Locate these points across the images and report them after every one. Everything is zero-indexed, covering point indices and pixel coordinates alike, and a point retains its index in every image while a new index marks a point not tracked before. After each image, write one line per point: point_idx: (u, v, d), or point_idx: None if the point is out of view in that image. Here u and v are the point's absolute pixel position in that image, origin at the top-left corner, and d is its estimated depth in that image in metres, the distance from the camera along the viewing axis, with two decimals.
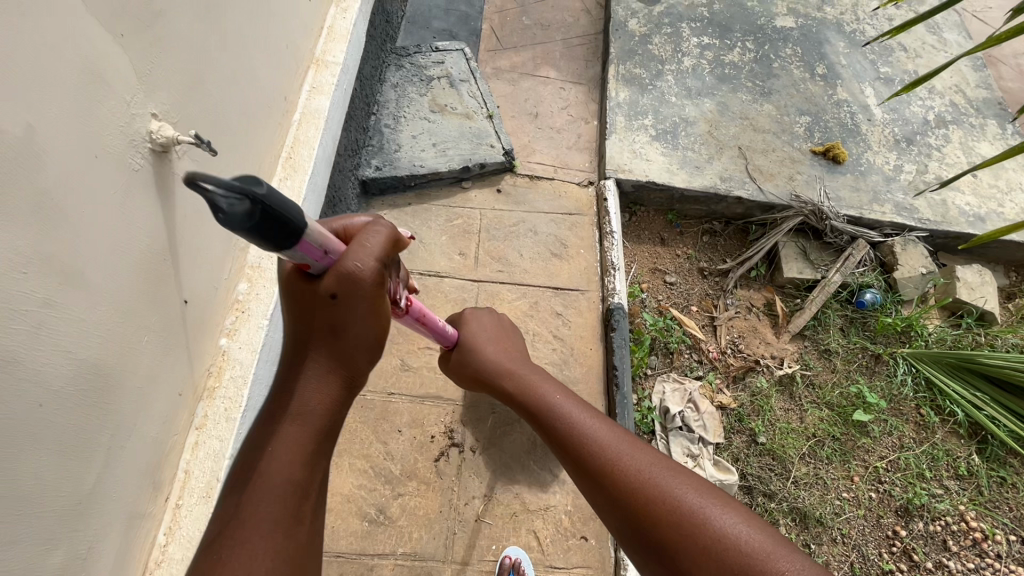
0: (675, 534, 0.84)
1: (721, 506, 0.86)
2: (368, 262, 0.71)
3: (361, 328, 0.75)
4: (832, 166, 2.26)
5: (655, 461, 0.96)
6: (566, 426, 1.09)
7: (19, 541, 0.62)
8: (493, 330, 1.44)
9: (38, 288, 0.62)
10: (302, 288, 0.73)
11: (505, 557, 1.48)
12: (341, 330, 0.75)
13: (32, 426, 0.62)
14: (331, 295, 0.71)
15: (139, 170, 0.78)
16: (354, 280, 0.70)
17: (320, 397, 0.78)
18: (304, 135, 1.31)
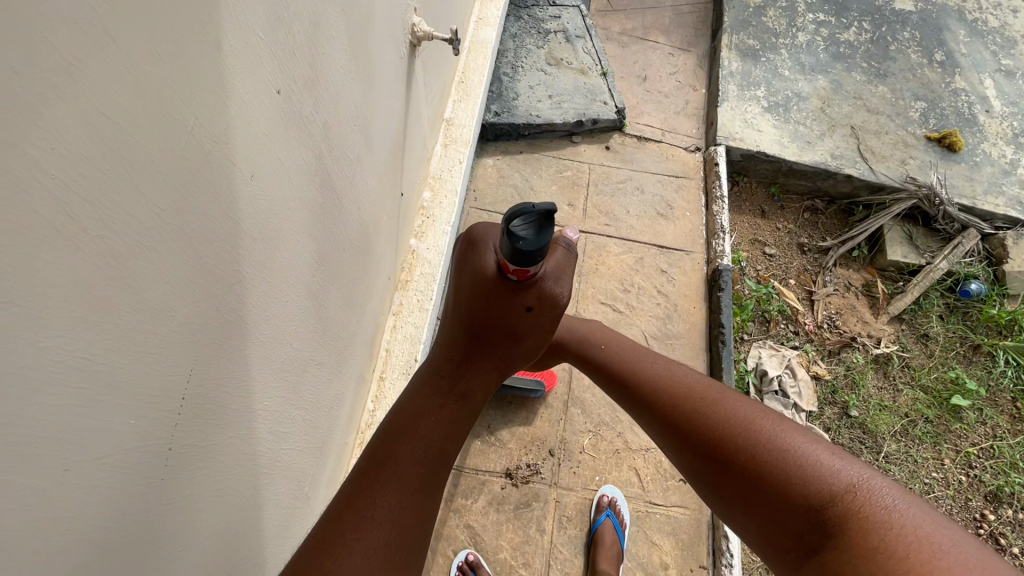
0: (769, 484, 0.68)
1: (811, 444, 0.70)
2: (567, 286, 0.78)
3: (534, 337, 0.80)
4: (946, 153, 2.23)
5: (750, 406, 0.78)
6: (642, 378, 0.93)
7: (321, 365, 0.70)
8: None
9: (356, 143, 0.69)
10: (503, 298, 0.75)
11: (600, 496, 1.55)
12: (519, 338, 0.78)
13: (337, 266, 0.70)
14: (530, 307, 0.75)
15: (402, 59, 0.84)
16: (556, 301, 0.77)
17: (483, 387, 0.78)
18: (473, 62, 1.36)
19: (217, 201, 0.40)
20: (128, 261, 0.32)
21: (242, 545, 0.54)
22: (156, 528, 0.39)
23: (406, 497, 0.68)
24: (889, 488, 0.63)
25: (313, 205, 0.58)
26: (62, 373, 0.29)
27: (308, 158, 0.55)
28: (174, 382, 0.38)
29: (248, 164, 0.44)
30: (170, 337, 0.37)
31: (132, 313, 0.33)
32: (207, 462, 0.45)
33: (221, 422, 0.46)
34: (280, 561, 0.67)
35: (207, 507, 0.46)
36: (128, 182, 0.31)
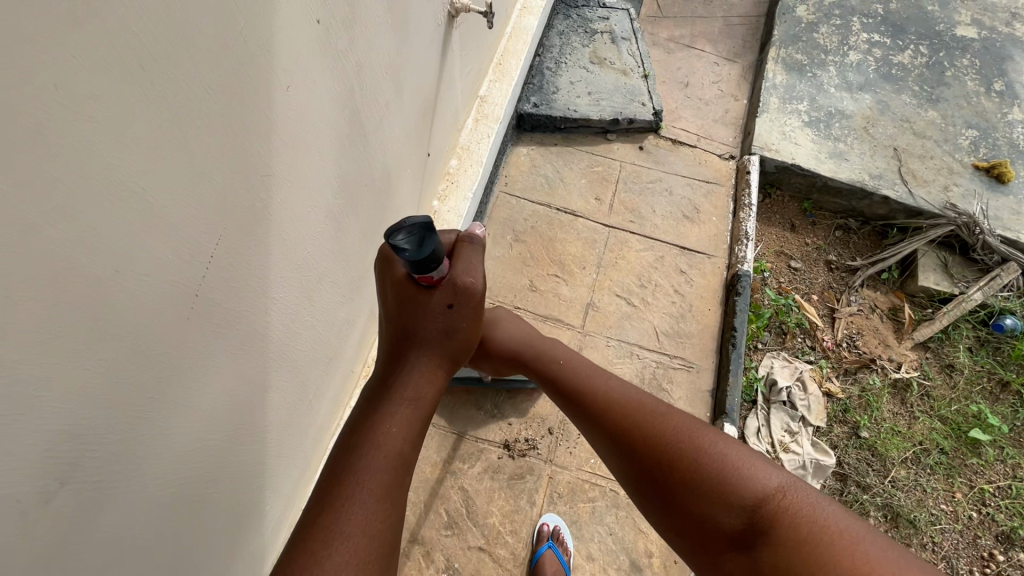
0: (703, 493, 0.79)
1: (738, 453, 0.82)
2: (479, 275, 0.92)
3: (463, 327, 0.93)
4: (993, 184, 2.16)
5: (688, 421, 0.88)
6: (591, 393, 1.01)
7: (337, 284, 0.79)
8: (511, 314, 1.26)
9: (389, 89, 0.78)
10: (419, 297, 0.90)
11: (542, 524, 1.51)
12: (452, 331, 0.93)
13: (360, 199, 0.79)
14: (450, 303, 0.91)
15: (441, 25, 0.94)
16: (471, 290, 0.91)
17: (431, 380, 0.90)
18: (513, 46, 1.44)
19: (254, 98, 0.53)
20: (175, 118, 0.45)
21: (252, 408, 0.65)
22: (178, 344, 0.51)
23: (376, 503, 0.73)
24: (798, 487, 0.76)
25: (341, 132, 0.69)
26: (118, 172, 0.41)
27: (339, 85, 0.66)
28: (207, 224, 0.51)
29: (284, 77, 0.57)
30: (205, 186, 0.50)
31: (174, 154, 0.46)
32: (229, 317, 0.57)
33: (241, 291, 0.58)
34: (283, 449, 0.77)
35: (224, 354, 0.57)
36: (185, 53, 0.45)
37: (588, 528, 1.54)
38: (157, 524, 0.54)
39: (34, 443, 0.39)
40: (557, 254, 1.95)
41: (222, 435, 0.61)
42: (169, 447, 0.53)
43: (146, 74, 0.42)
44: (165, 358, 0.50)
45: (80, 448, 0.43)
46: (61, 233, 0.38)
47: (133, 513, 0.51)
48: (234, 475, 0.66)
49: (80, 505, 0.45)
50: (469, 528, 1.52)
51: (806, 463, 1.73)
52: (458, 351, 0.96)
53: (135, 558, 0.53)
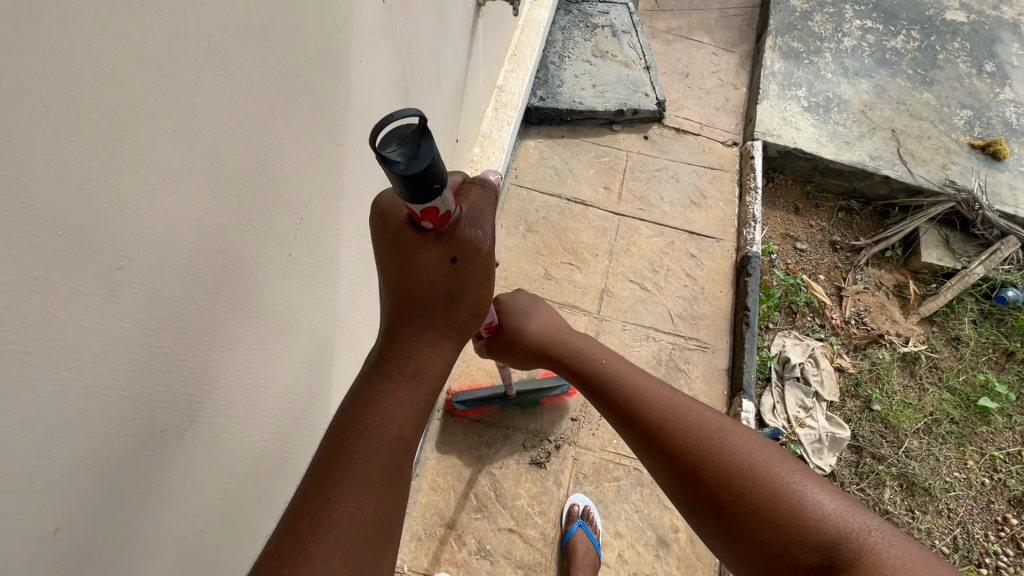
0: (777, 525, 0.72)
1: (811, 484, 0.75)
2: (491, 226, 0.71)
3: (472, 292, 0.74)
4: (990, 161, 2.22)
5: (753, 441, 0.80)
6: (640, 398, 0.90)
7: None
8: (536, 303, 1.15)
9: (431, 71, 0.83)
10: (420, 251, 0.68)
11: (571, 504, 1.55)
12: (456, 297, 0.73)
13: None
14: (454, 258, 0.69)
15: (470, 14, 0.98)
16: (478, 243, 0.69)
17: (435, 358, 0.73)
18: (526, 38, 1.48)
19: (334, 78, 0.59)
20: (278, 84, 0.51)
21: (322, 367, 0.71)
22: (273, 301, 0.57)
23: (375, 492, 0.64)
24: (879, 528, 0.71)
25: (395, 109, 0.73)
26: (238, 140, 0.48)
27: (394, 63, 0.70)
28: (299, 191, 0.56)
29: (356, 58, 0.62)
30: (297, 156, 0.56)
31: (276, 114, 0.51)
32: (309, 272, 0.62)
33: (318, 248, 0.63)
34: None
35: (305, 314, 0.64)
36: (286, 34, 0.51)
37: (614, 506, 1.58)
38: (252, 456, 0.60)
39: (174, 379, 0.46)
40: (570, 242, 1.99)
41: (301, 390, 0.67)
42: (264, 395, 0.60)
43: (260, 41, 0.48)
44: (263, 312, 0.56)
45: (206, 384, 0.50)
46: (199, 191, 0.44)
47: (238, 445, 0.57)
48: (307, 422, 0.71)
49: (203, 438, 0.51)
50: (498, 511, 1.55)
51: (822, 437, 1.77)
52: (467, 324, 0.78)
53: (237, 487, 0.59)
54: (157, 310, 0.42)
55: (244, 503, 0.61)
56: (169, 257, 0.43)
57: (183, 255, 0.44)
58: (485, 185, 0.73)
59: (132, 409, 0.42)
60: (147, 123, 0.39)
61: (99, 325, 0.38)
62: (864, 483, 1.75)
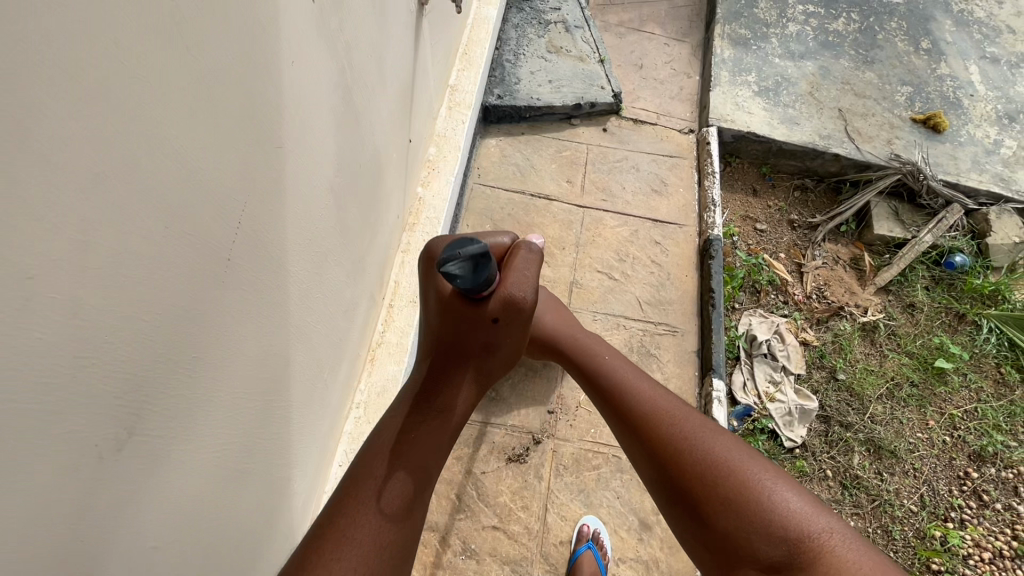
0: (732, 511, 0.80)
1: (774, 481, 0.83)
2: (531, 291, 0.86)
3: (506, 344, 0.90)
4: (931, 134, 2.32)
5: (732, 444, 0.88)
6: (630, 394, 1.02)
7: (342, 261, 0.82)
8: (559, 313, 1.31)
9: (372, 73, 0.82)
10: (470, 311, 0.84)
11: (583, 525, 1.53)
12: (491, 349, 0.88)
13: (355, 180, 0.82)
14: (496, 318, 0.84)
15: (411, 13, 0.97)
16: (518, 309, 0.84)
17: (463, 394, 0.88)
18: (476, 36, 1.48)
19: (264, 74, 0.56)
20: (209, 91, 0.48)
21: (279, 382, 0.67)
22: (216, 312, 0.53)
23: (394, 516, 0.72)
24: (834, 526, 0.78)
25: (336, 114, 0.72)
26: (161, 138, 0.43)
27: (332, 66, 0.69)
28: (241, 202, 0.54)
29: (287, 55, 0.59)
30: (234, 160, 0.52)
31: (208, 124, 0.49)
32: (257, 285, 0.59)
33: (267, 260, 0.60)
34: (305, 424, 0.80)
35: (253, 323, 0.60)
36: (206, 22, 0.47)
37: (596, 494, 1.60)
38: (213, 481, 0.57)
39: (109, 386, 0.41)
40: (536, 237, 2.00)
41: (253, 404, 0.63)
42: (213, 413, 0.55)
43: (187, 47, 0.45)
44: (208, 323, 0.52)
45: (154, 409, 0.46)
46: (128, 200, 0.41)
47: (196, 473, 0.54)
48: (268, 442, 0.69)
49: (157, 469, 0.48)
50: (481, 508, 1.55)
51: (791, 409, 1.83)
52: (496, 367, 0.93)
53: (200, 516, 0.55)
54: (93, 330, 0.39)
55: (206, 533, 0.56)
56: (88, 263, 0.38)
57: (106, 263, 0.40)
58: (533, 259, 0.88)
59: (67, 420, 0.38)
60: (63, 126, 0.35)
61: (14, 332, 0.33)
62: (835, 451, 1.81)
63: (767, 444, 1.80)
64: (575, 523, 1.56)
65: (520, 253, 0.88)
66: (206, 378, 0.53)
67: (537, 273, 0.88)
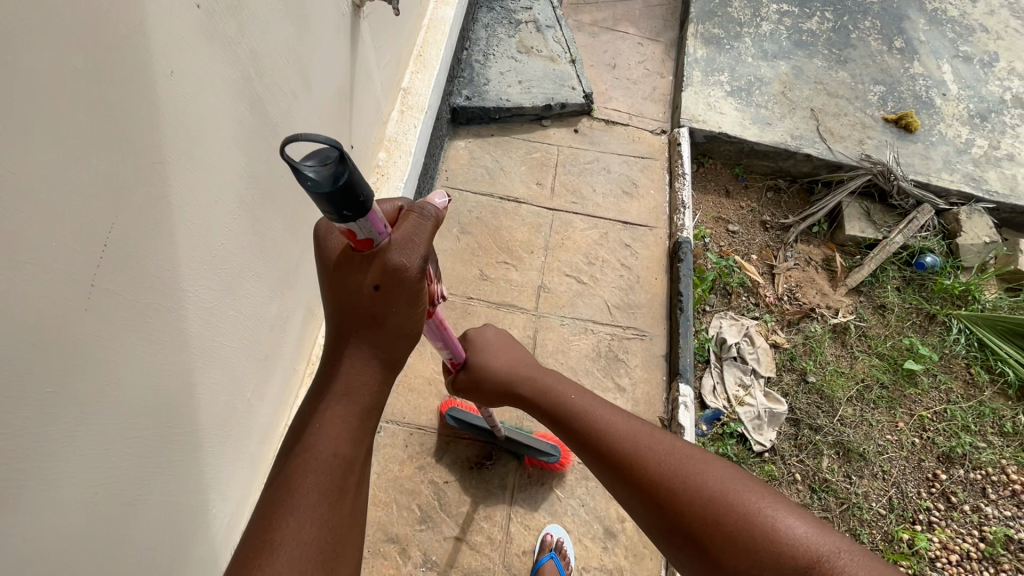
0: (743, 550, 0.75)
1: (778, 506, 0.78)
2: (419, 254, 0.71)
3: (404, 319, 0.75)
4: (902, 134, 2.32)
5: (730, 473, 0.83)
6: (602, 431, 0.94)
7: (262, 277, 0.78)
8: (501, 338, 1.18)
9: (291, 81, 0.77)
10: (349, 276, 0.71)
11: (547, 535, 1.51)
12: (380, 323, 0.73)
13: (274, 191, 0.78)
14: (377, 284, 0.70)
15: (345, 16, 0.93)
16: (403, 273, 0.70)
17: (360, 378, 0.74)
18: (432, 38, 1.45)
19: (135, 82, 0.50)
20: (65, 116, 0.43)
21: (175, 409, 0.63)
22: (88, 346, 0.49)
23: (313, 531, 0.64)
24: (846, 549, 0.74)
25: (244, 126, 0.67)
26: None
27: (236, 75, 0.64)
28: (109, 233, 0.49)
29: (167, 61, 0.54)
30: (99, 189, 0.48)
31: (65, 153, 0.44)
32: (142, 315, 0.55)
33: (156, 288, 0.56)
34: (223, 452, 0.76)
35: (140, 352, 0.55)
36: (44, 30, 0.41)
37: (560, 502, 1.58)
38: (93, 532, 0.53)
39: None
40: (504, 241, 1.97)
41: (146, 437, 0.59)
42: (84, 456, 0.51)
43: (27, 69, 0.40)
44: (74, 357, 0.47)
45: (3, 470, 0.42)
46: None
47: (67, 526, 0.50)
48: (171, 477, 0.65)
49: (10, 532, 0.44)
50: (443, 519, 1.52)
51: (760, 413, 1.81)
52: (401, 346, 0.78)
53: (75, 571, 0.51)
54: None
55: None
56: None
57: None
58: (431, 214, 0.73)
59: None
60: None
61: None
62: (804, 455, 1.80)
63: (736, 448, 1.78)
64: (538, 532, 1.54)
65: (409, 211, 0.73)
66: (75, 416, 0.49)
67: (428, 231, 0.73)
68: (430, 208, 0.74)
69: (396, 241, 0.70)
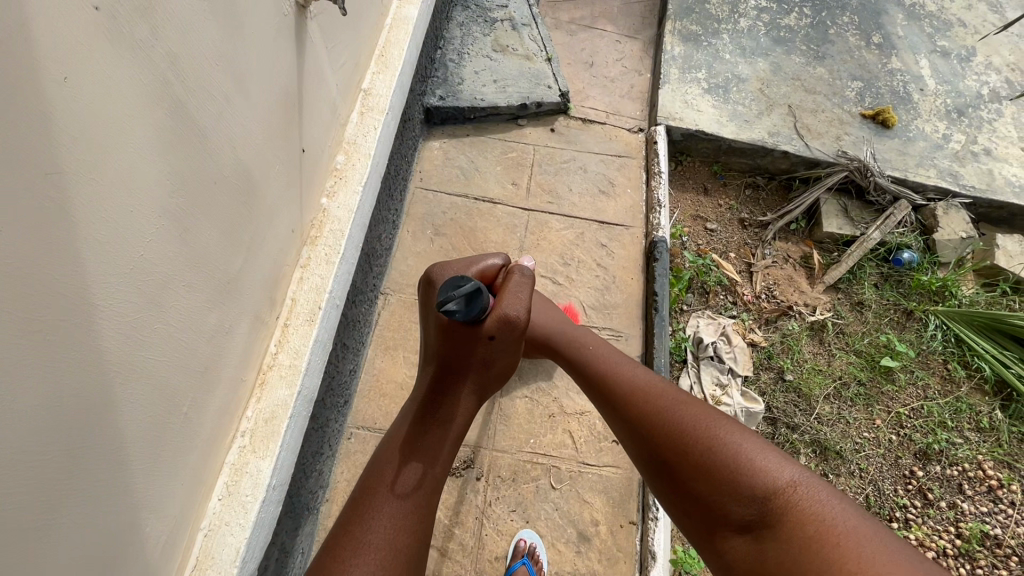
0: (710, 472, 0.85)
1: (751, 442, 0.87)
2: (524, 309, 0.95)
3: (502, 359, 1.00)
4: (880, 130, 2.31)
5: (714, 415, 0.93)
6: (617, 382, 1.09)
7: (194, 287, 0.75)
8: (544, 304, 1.39)
9: (222, 84, 0.75)
10: (467, 333, 0.94)
11: (519, 540, 1.50)
12: (489, 365, 0.98)
13: (206, 197, 0.75)
14: (491, 337, 0.94)
15: (286, 15, 0.91)
16: (514, 328, 0.94)
17: (463, 408, 0.99)
18: (395, 38, 1.43)
19: (17, 92, 0.46)
20: None
21: (90, 430, 0.60)
22: None
23: (397, 524, 0.83)
24: (809, 483, 0.80)
25: (163, 131, 0.64)
26: None
27: (150, 79, 0.61)
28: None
29: (59, 66, 0.50)
30: None
31: None
32: (42, 333, 0.52)
33: (58, 304, 0.53)
34: (156, 470, 0.73)
35: (42, 373, 0.52)
36: None
37: (534, 507, 1.56)
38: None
39: None
40: (478, 242, 1.95)
41: (56, 463, 0.56)
42: None
43: None
44: None
45: None
46: None
47: None
48: (91, 501, 0.62)
49: None
50: None
51: (737, 413, 1.80)
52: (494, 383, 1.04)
53: None
54: None
55: None
56: None
57: None
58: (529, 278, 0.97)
59: None
60: None
61: None
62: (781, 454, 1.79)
63: None
64: (511, 537, 1.52)
65: (514, 274, 0.97)
66: None
67: (529, 292, 0.97)
68: (524, 269, 1.00)
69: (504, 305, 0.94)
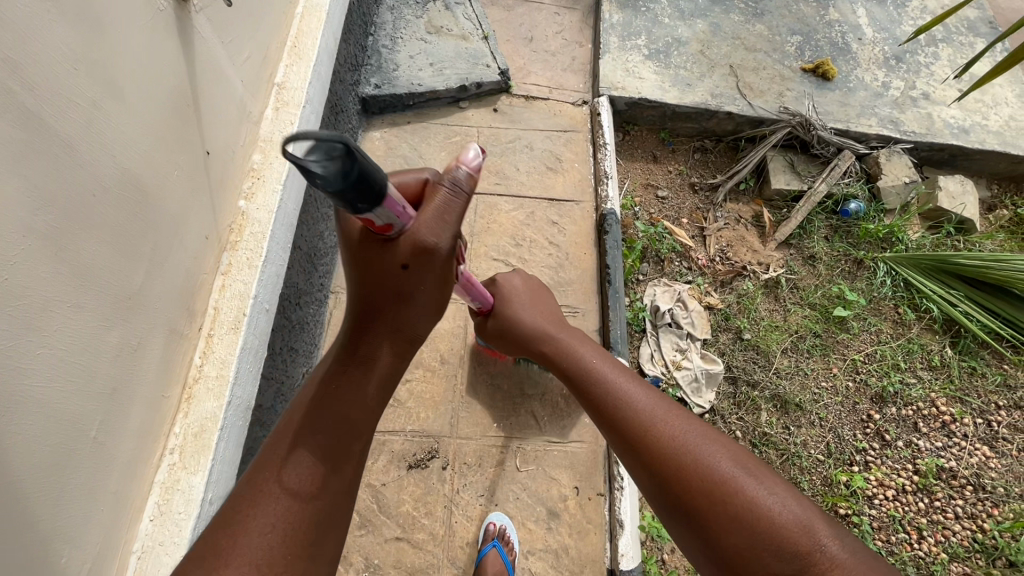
0: (741, 528, 0.74)
1: (776, 489, 0.78)
2: (446, 235, 0.78)
3: (427, 294, 0.83)
4: (821, 83, 2.32)
5: (734, 456, 0.82)
6: (620, 405, 0.95)
7: (86, 306, 0.72)
8: (535, 294, 1.32)
9: (85, 88, 0.70)
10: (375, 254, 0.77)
11: (489, 524, 1.50)
12: (405, 298, 0.81)
13: (86, 212, 0.71)
14: (405, 265, 0.77)
15: (164, 11, 0.86)
16: (430, 254, 0.77)
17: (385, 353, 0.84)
18: (307, 27, 1.37)
19: None
20: None
21: None
22: None
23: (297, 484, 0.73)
24: (838, 539, 0.73)
25: (13, 144, 0.60)
26: None
27: None
28: None
29: None
30: None
31: None
32: None
33: None
34: (67, 498, 0.71)
35: None
36: None
37: (501, 490, 1.57)
38: None
39: None
40: None
41: None
42: None
43: None
44: None
45: None
46: None
47: None
48: None
49: None
50: (382, 521, 1.50)
51: (697, 376, 1.82)
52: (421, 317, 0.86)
53: None
54: None
55: None
56: None
57: None
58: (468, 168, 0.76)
59: None
60: None
61: None
62: (742, 412, 1.82)
63: None
64: (481, 522, 1.52)
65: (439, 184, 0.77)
66: None
67: (456, 212, 0.78)
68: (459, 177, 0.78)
69: (423, 222, 0.76)
